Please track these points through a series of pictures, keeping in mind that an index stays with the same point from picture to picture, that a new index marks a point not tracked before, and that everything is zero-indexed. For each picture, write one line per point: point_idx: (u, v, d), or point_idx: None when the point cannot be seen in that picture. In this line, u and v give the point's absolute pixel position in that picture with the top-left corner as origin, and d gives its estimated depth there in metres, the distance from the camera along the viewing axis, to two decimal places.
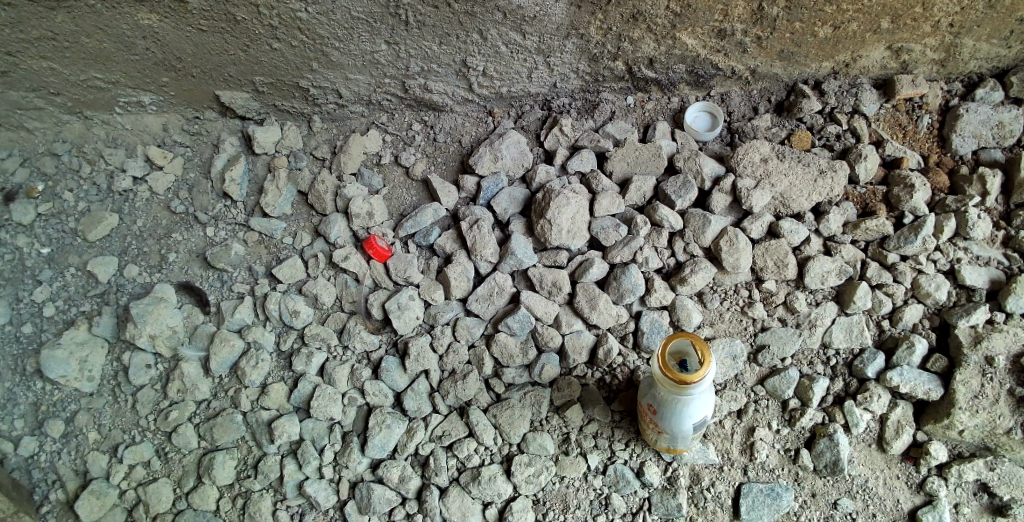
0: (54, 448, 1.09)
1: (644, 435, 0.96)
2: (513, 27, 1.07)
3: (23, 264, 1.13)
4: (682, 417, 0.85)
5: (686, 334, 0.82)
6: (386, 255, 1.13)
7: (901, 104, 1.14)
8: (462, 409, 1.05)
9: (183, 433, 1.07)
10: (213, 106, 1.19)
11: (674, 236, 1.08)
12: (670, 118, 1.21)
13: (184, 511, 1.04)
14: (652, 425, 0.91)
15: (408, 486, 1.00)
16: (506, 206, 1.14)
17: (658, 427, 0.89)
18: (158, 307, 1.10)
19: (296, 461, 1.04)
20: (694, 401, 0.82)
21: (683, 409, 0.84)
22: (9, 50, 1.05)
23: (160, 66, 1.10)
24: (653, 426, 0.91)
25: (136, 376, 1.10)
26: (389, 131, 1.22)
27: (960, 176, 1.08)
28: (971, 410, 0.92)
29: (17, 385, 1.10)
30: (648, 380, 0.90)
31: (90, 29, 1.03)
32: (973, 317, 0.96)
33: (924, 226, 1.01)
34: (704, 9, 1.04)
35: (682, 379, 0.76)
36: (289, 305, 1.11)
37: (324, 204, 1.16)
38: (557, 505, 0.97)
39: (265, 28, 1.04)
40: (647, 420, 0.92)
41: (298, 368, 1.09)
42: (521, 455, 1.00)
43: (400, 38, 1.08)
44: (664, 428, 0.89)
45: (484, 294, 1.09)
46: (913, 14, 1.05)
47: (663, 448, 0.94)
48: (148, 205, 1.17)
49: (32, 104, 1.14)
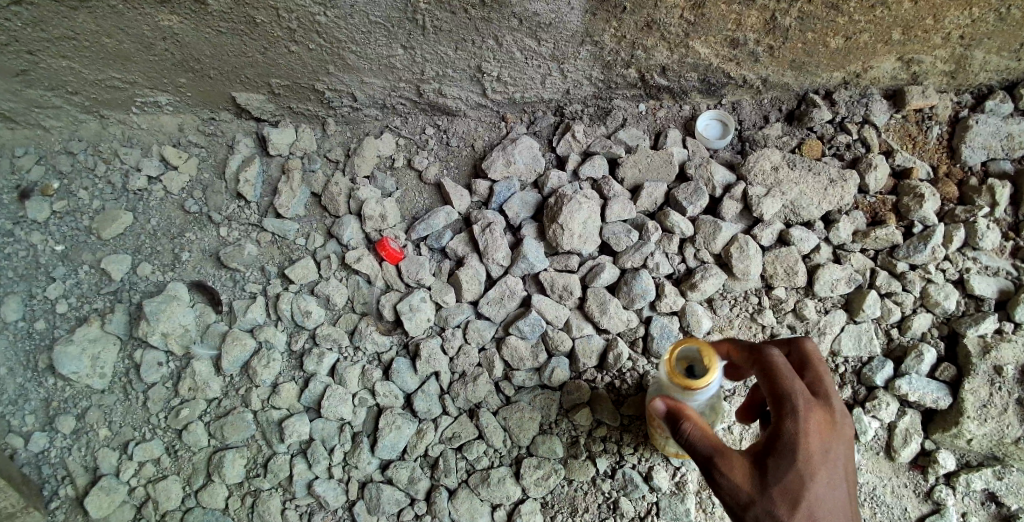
0: (65, 443, 1.10)
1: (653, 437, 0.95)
2: (529, 34, 1.08)
3: (37, 261, 1.14)
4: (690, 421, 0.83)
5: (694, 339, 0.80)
6: (398, 257, 1.14)
7: (911, 115, 1.16)
8: (472, 411, 1.06)
9: (193, 431, 1.08)
10: (229, 107, 1.20)
11: (685, 242, 1.09)
12: (681, 126, 1.22)
13: (193, 509, 1.06)
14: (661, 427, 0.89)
15: (417, 487, 1.01)
16: (518, 210, 1.15)
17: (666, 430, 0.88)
18: (171, 305, 1.11)
19: (305, 460, 1.05)
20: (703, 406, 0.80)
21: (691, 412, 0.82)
22: (30, 49, 1.06)
23: (178, 67, 1.12)
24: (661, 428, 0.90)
25: (148, 374, 1.11)
26: (403, 135, 1.24)
27: (969, 187, 1.09)
28: (980, 420, 0.93)
29: (29, 380, 1.12)
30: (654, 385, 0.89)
31: (109, 29, 1.04)
32: (983, 326, 0.97)
33: (934, 236, 1.01)
34: (718, 18, 1.04)
35: (694, 382, 0.75)
36: (301, 306, 1.12)
37: (337, 205, 1.17)
38: (566, 508, 0.98)
39: (283, 31, 1.05)
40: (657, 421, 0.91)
41: (309, 368, 1.10)
42: (530, 457, 1.01)
43: (417, 42, 1.09)
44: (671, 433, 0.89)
45: (495, 297, 1.10)
46: (924, 25, 1.06)
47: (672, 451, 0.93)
48: (162, 205, 1.19)
49: (50, 103, 1.15)
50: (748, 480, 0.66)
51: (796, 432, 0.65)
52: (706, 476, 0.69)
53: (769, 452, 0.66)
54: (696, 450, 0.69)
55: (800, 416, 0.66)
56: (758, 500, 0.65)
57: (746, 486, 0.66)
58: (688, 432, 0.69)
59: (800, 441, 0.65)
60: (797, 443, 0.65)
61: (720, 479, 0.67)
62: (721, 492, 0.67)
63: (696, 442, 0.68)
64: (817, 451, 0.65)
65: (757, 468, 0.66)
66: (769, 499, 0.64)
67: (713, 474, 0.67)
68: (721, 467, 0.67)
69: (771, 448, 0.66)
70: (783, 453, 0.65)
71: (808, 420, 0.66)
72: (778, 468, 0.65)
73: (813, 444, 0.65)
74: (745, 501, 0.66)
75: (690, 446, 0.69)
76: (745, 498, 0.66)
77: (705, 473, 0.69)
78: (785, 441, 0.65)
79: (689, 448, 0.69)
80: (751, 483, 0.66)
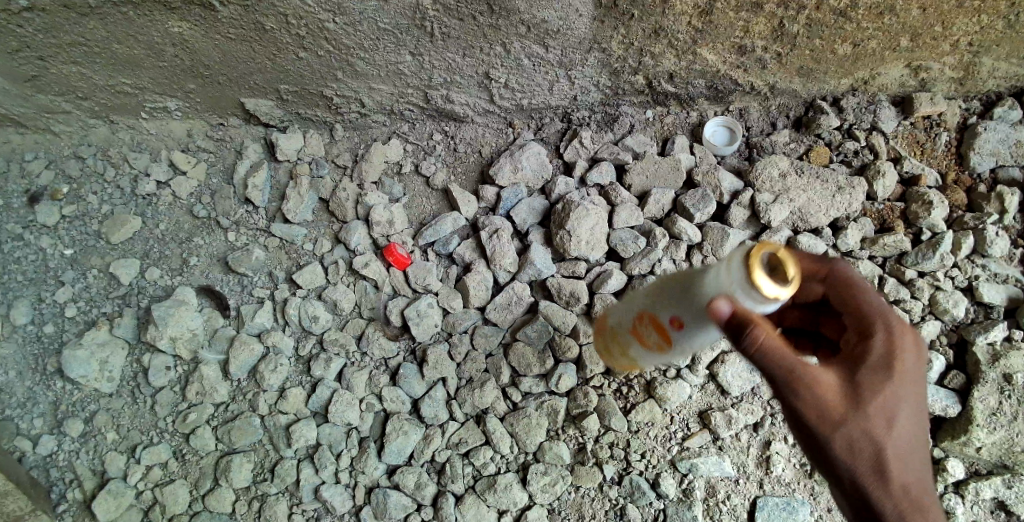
0: (73, 447, 1.11)
1: (627, 357, 0.77)
2: (537, 40, 1.08)
3: (46, 265, 1.15)
4: (676, 343, 0.67)
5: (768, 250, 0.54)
6: (406, 263, 1.15)
7: (919, 122, 1.16)
8: (479, 417, 1.07)
9: (201, 435, 1.09)
10: (238, 113, 1.21)
11: (692, 248, 1.09)
12: (689, 132, 1.22)
13: (200, 514, 1.06)
14: (640, 338, 0.72)
15: (424, 493, 1.03)
16: (525, 216, 1.15)
17: (642, 342, 0.72)
18: (179, 309, 1.11)
19: (312, 465, 1.06)
20: (708, 332, 0.62)
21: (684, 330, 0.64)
22: (41, 55, 1.04)
23: (187, 73, 1.11)
24: (639, 339, 0.72)
25: (156, 379, 1.11)
26: (410, 140, 1.24)
27: (978, 194, 1.09)
28: (988, 428, 0.94)
29: (38, 384, 1.12)
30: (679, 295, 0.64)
31: (119, 36, 1.02)
32: (991, 334, 0.97)
33: (943, 243, 1.02)
34: (726, 25, 1.04)
35: (772, 294, 0.51)
36: (309, 310, 1.12)
37: (345, 211, 1.17)
38: (572, 514, 1.01)
39: (292, 37, 1.04)
40: (645, 333, 0.70)
41: (317, 373, 1.10)
42: (537, 463, 1.03)
43: (425, 49, 1.09)
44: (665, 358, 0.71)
45: (502, 303, 1.10)
46: (932, 33, 1.05)
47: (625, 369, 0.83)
48: (171, 210, 1.19)
49: (60, 108, 1.15)
50: (840, 396, 0.56)
51: (888, 343, 0.60)
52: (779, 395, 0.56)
53: (862, 369, 0.58)
54: (773, 362, 0.54)
55: (890, 335, 0.61)
56: (853, 418, 0.55)
57: (839, 405, 0.56)
58: (762, 341, 0.52)
59: (894, 351, 0.59)
60: (891, 354, 0.59)
61: (806, 397, 0.55)
62: (802, 413, 0.56)
63: (770, 353, 0.53)
64: (910, 366, 0.59)
65: (848, 383, 0.57)
66: (868, 420, 0.55)
67: (795, 392, 0.55)
68: (810, 380, 0.55)
69: (866, 365, 0.58)
70: (879, 366, 0.58)
71: (902, 338, 0.60)
72: (876, 385, 0.57)
73: (906, 358, 0.59)
74: (836, 421, 0.56)
75: (761, 355, 0.53)
76: (838, 418, 0.55)
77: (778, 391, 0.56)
78: (878, 353, 0.59)
79: (758, 358, 0.54)
80: (846, 402, 0.56)
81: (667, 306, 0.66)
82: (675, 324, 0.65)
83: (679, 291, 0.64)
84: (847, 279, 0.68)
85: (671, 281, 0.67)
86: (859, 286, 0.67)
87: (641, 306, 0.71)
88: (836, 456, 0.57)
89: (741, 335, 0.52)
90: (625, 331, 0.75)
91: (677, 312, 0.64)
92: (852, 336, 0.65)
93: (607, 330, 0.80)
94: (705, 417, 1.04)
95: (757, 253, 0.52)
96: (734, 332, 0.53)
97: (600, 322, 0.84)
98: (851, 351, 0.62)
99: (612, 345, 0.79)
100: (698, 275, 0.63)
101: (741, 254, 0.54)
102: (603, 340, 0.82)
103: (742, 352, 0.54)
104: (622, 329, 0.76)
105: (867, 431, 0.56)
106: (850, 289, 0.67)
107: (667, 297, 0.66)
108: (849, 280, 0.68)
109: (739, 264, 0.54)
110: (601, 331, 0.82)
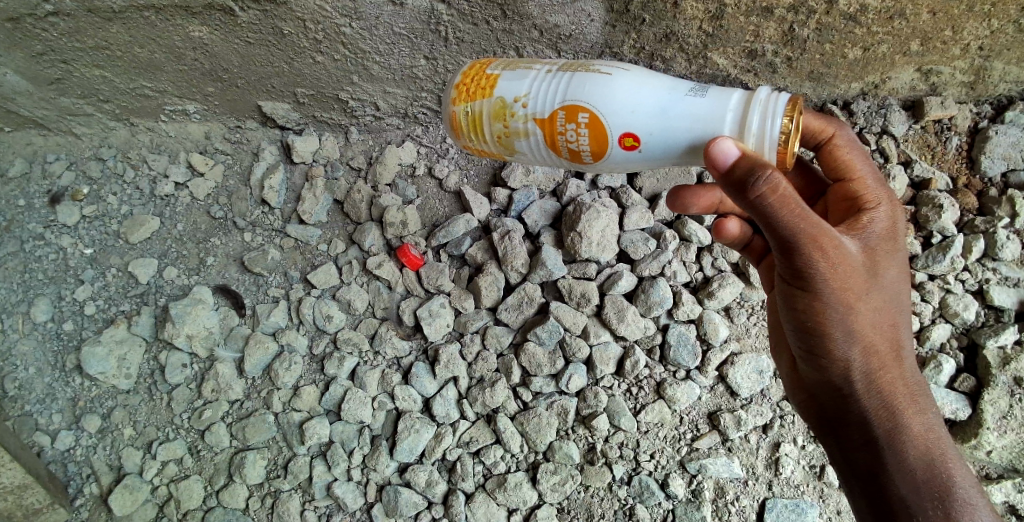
0: (91, 441, 1.14)
1: (501, 141, 0.69)
2: (549, 45, 1.09)
3: (66, 264, 1.17)
4: (603, 154, 0.64)
5: (791, 106, 0.56)
6: (418, 263, 1.16)
7: (930, 125, 1.16)
8: (489, 416, 1.09)
9: (216, 432, 1.11)
10: (255, 116, 1.21)
11: (703, 251, 1.11)
12: None
13: (214, 508, 1.10)
14: (547, 130, 0.65)
15: (435, 491, 1.06)
16: (537, 218, 1.15)
17: (546, 136, 0.66)
18: (196, 307, 1.13)
19: (325, 462, 1.09)
20: (648, 160, 0.64)
21: (630, 149, 0.63)
22: (65, 59, 1.05)
23: (206, 77, 1.12)
24: (544, 129, 0.66)
25: (172, 376, 1.13)
26: (424, 143, 1.25)
27: (989, 198, 1.12)
28: (999, 431, 1.00)
29: (55, 380, 1.14)
30: (650, 99, 0.62)
31: (143, 40, 1.03)
32: (1002, 338, 1.02)
33: (953, 246, 1.06)
34: (736, 30, 1.05)
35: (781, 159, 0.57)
36: (323, 310, 1.15)
37: (359, 212, 1.19)
38: (582, 513, 1.04)
39: (309, 42, 1.06)
40: (562, 126, 0.64)
41: (330, 371, 1.13)
42: (546, 463, 1.06)
43: (439, 53, 1.11)
44: (558, 146, 0.66)
45: (514, 303, 1.11)
46: (942, 37, 1.05)
47: (470, 149, 0.75)
48: (188, 211, 1.21)
49: (81, 111, 1.16)
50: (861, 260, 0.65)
51: (888, 217, 0.71)
52: (801, 265, 0.61)
53: (870, 237, 0.69)
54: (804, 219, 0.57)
55: (886, 198, 0.73)
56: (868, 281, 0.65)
57: (860, 279, 0.64)
58: (785, 189, 0.54)
59: (891, 227, 0.71)
60: (889, 228, 0.71)
61: (827, 256, 0.60)
62: (823, 279, 0.62)
63: (790, 199, 0.55)
64: (898, 239, 0.72)
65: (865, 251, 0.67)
66: (877, 283, 0.67)
67: (819, 252, 0.60)
68: (836, 249, 0.61)
69: (873, 233, 0.69)
70: (885, 241, 0.70)
71: (893, 204, 0.73)
72: (879, 259, 0.68)
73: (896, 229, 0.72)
74: (859, 287, 0.64)
75: (780, 206, 0.55)
76: (854, 295, 0.64)
77: (800, 260, 0.61)
78: (881, 226, 0.70)
79: (777, 208, 0.55)
80: (865, 267, 0.65)
81: (623, 114, 0.61)
82: (621, 137, 0.62)
83: (644, 104, 0.61)
84: (842, 139, 0.77)
85: (630, 86, 0.62)
86: (850, 161, 0.76)
87: (567, 93, 0.64)
88: (850, 322, 0.66)
89: (756, 177, 0.53)
90: (524, 109, 0.66)
91: (636, 129, 0.61)
92: (842, 201, 0.76)
93: (483, 94, 0.68)
94: (715, 418, 1.06)
95: (794, 115, 0.56)
96: (753, 181, 0.53)
97: (472, 81, 0.70)
98: (851, 219, 0.71)
99: (486, 117, 0.68)
100: (675, 97, 0.61)
101: (771, 102, 0.56)
102: (475, 104, 0.69)
103: (759, 198, 0.54)
104: (521, 105, 0.66)
105: (873, 307, 0.67)
106: (841, 148, 0.76)
107: (624, 102, 0.62)
108: (842, 139, 0.77)
109: (768, 110, 0.56)
110: (471, 94, 0.69)
